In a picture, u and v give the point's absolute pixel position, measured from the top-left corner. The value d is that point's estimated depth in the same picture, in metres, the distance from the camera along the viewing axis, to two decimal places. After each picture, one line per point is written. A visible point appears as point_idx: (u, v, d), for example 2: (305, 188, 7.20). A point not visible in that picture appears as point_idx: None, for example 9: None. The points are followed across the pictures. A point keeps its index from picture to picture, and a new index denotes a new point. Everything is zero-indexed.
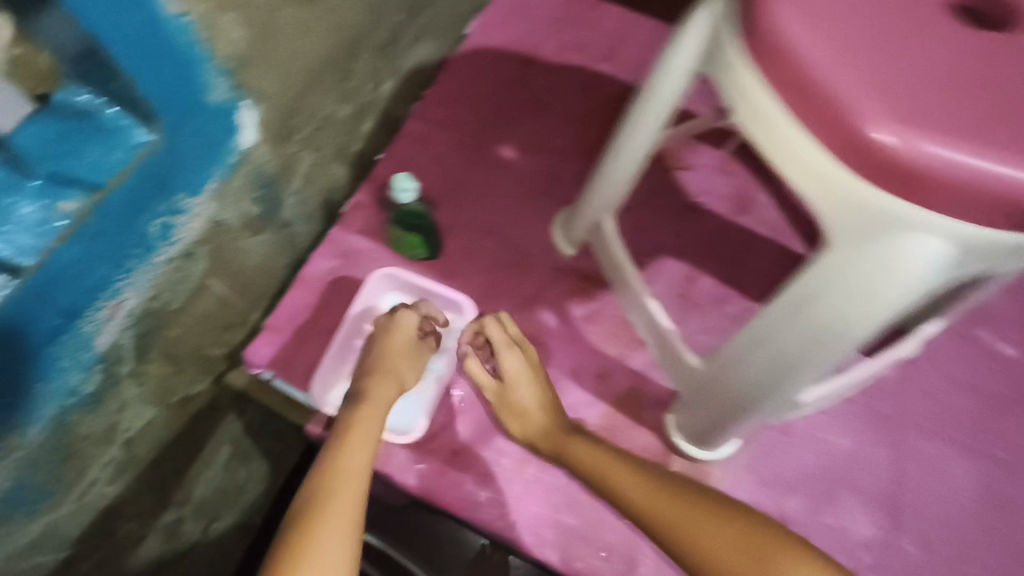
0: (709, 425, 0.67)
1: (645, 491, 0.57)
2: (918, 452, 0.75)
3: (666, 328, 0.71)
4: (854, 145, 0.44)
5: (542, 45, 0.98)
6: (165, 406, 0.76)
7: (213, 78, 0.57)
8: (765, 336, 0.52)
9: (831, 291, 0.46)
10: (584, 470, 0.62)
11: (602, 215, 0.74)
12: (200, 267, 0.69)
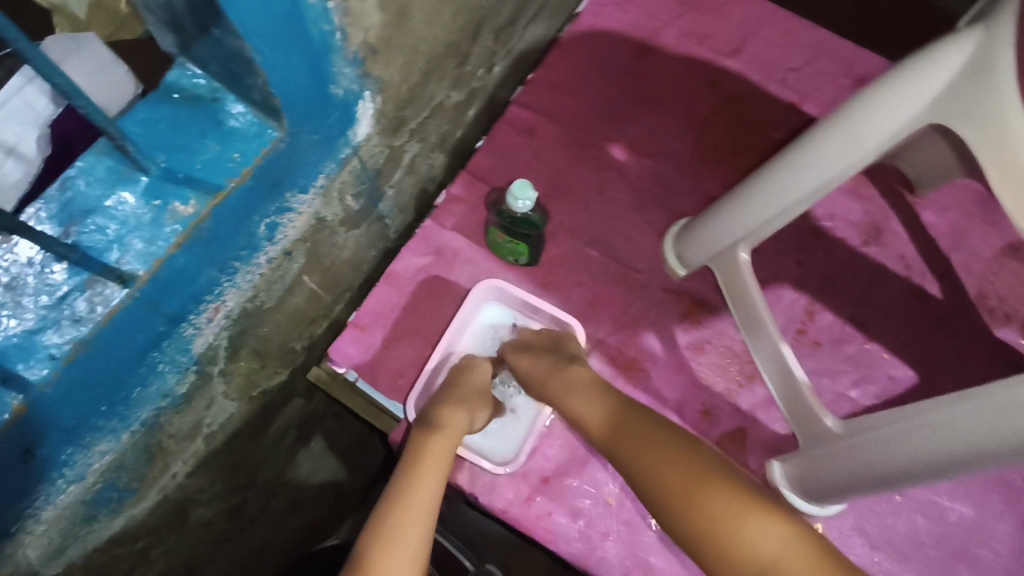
0: (832, 487, 0.60)
1: (725, 503, 0.48)
2: None
3: (798, 378, 0.65)
4: None
5: (662, 32, 0.89)
6: (246, 400, 0.71)
7: (340, 70, 0.50)
8: (952, 428, 0.47)
9: None
10: (645, 465, 0.51)
11: (738, 244, 0.66)
12: (298, 265, 0.63)
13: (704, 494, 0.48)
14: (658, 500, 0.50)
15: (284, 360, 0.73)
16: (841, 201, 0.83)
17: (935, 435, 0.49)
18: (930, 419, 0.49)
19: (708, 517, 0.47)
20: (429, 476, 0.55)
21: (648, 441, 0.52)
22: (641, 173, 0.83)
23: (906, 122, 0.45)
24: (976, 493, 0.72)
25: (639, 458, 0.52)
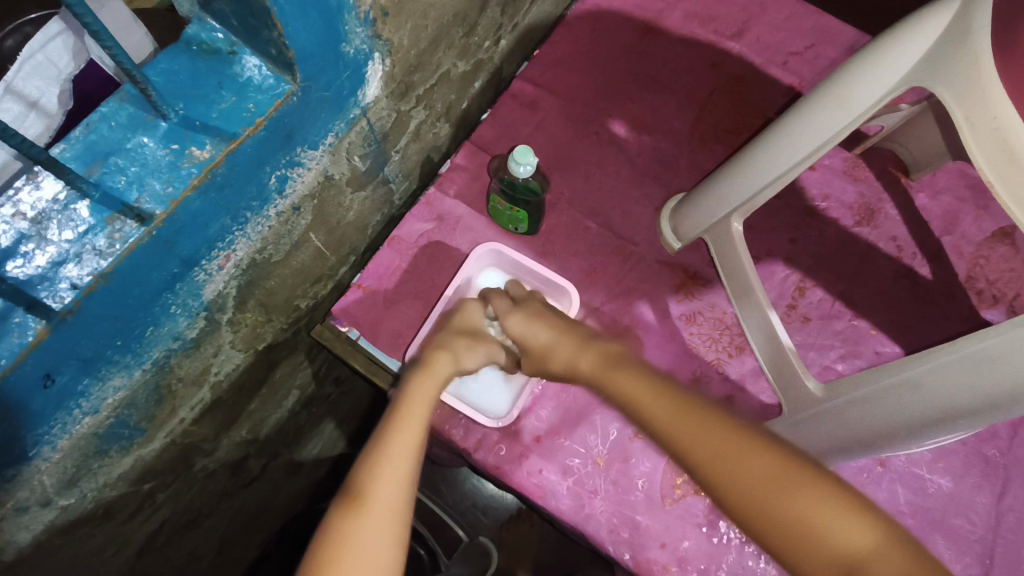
0: (818, 448, 0.63)
1: (757, 457, 0.43)
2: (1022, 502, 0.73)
3: (785, 345, 0.68)
4: None
5: (666, 13, 0.91)
6: (252, 352, 0.73)
7: (353, 29, 0.53)
8: (923, 390, 0.50)
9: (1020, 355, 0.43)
10: (751, 472, 0.42)
11: (730, 215, 0.68)
12: (306, 221, 0.65)
13: (787, 490, 0.41)
14: (751, 499, 0.41)
15: (288, 316, 0.76)
16: (836, 182, 0.85)
17: (911, 394, 0.51)
18: (903, 380, 0.51)
19: (788, 511, 0.40)
20: (415, 420, 0.55)
21: (740, 436, 0.43)
22: (640, 149, 0.85)
23: (894, 89, 0.47)
24: (956, 466, 0.74)
25: (720, 455, 0.43)
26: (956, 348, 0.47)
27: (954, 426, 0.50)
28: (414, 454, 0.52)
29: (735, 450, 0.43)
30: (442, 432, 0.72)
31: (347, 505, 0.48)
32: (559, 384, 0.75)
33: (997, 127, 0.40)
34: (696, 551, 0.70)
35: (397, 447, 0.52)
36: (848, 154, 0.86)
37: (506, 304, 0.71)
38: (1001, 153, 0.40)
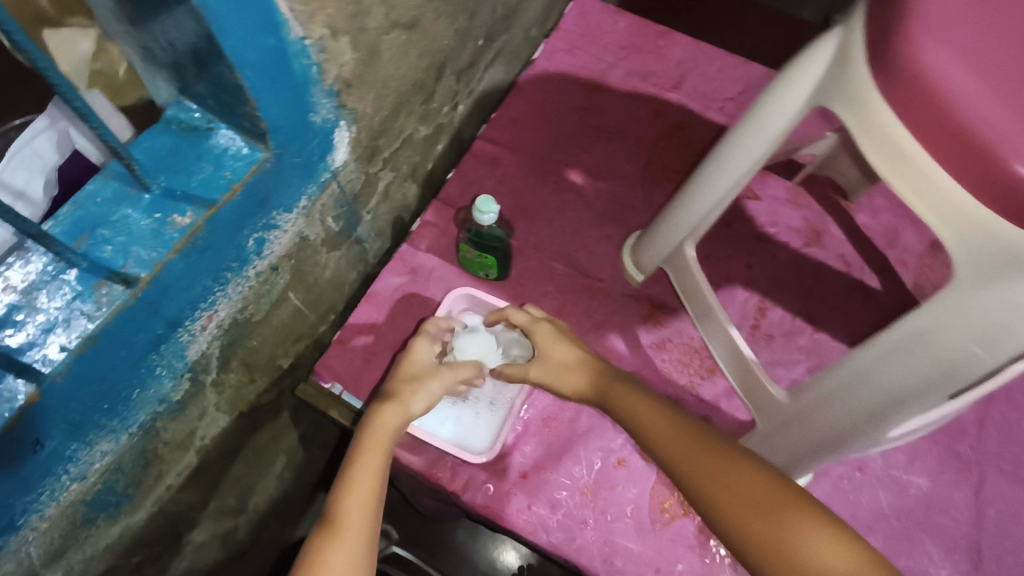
0: (801, 456, 0.64)
1: (741, 479, 0.47)
2: (998, 496, 0.75)
3: (747, 356, 0.71)
4: (991, 174, 0.40)
5: (609, 72, 1.00)
6: (236, 414, 0.75)
7: (320, 100, 0.58)
8: (871, 376, 0.52)
9: (948, 329, 0.45)
10: (736, 493, 0.47)
11: (683, 241, 0.73)
12: (283, 281, 0.69)
13: (779, 519, 0.45)
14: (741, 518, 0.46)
15: (271, 376, 0.78)
16: (782, 210, 0.91)
17: (863, 386, 0.53)
18: (852, 370, 0.54)
19: (782, 533, 0.44)
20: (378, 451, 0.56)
21: (715, 451, 0.49)
22: (597, 193, 0.91)
23: (799, 112, 0.54)
24: (930, 466, 0.76)
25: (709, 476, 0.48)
26: (889, 333, 0.49)
27: (906, 412, 0.51)
28: (383, 469, 0.55)
29: (744, 492, 0.46)
30: (429, 476, 0.73)
31: (324, 527, 0.50)
32: (540, 420, 0.77)
33: (884, 135, 0.45)
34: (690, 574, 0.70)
35: (369, 467, 0.54)
36: (790, 183, 0.93)
37: (548, 331, 0.65)
38: (890, 156, 0.45)
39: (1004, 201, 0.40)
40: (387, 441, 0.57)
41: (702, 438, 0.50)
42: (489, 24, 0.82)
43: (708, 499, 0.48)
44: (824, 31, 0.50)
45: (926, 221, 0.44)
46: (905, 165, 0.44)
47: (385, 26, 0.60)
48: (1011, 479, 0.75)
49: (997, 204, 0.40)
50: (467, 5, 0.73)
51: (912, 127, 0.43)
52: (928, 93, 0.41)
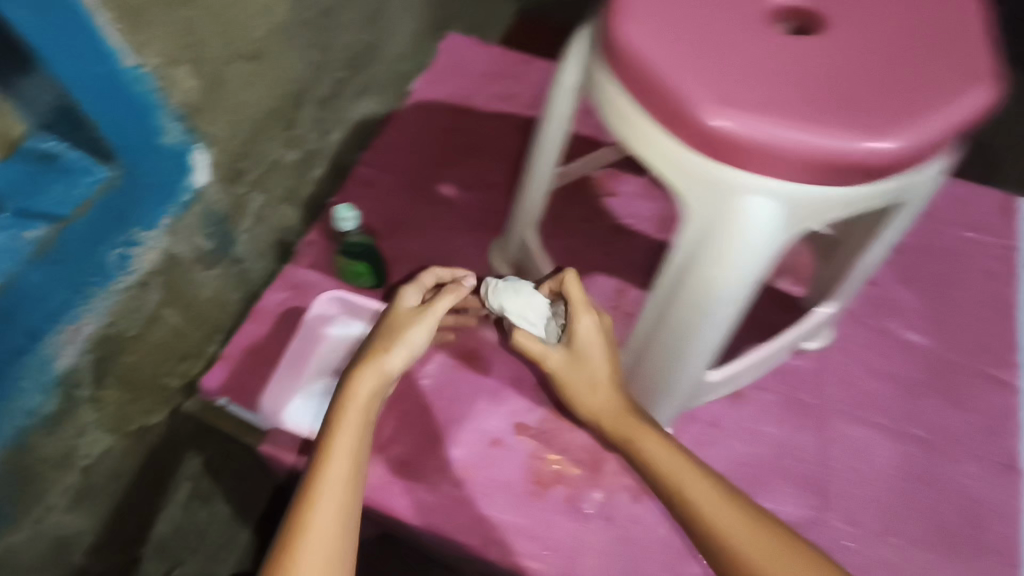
0: (644, 409, 0.71)
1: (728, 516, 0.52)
2: (840, 434, 0.79)
3: None
4: (694, 129, 0.50)
5: (475, 97, 1.10)
6: (123, 436, 0.77)
7: (167, 123, 0.64)
8: (660, 317, 0.60)
9: (696, 258, 0.54)
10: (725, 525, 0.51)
11: (525, 230, 0.80)
12: (156, 297, 0.73)
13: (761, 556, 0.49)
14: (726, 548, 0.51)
15: (158, 396, 0.81)
16: (635, 203, 1.01)
17: (660, 327, 0.61)
18: (649, 315, 0.61)
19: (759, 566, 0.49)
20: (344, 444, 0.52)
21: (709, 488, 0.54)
22: (467, 203, 0.99)
23: (574, 95, 0.64)
24: (778, 414, 0.81)
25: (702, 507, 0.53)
26: (662, 275, 0.58)
27: (694, 341, 0.59)
28: (360, 452, 0.53)
29: (699, 494, 0.54)
30: (311, 474, 0.76)
31: (306, 495, 0.50)
32: (417, 411, 0.81)
33: (614, 98, 0.56)
34: (560, 537, 0.73)
35: (340, 451, 0.52)
36: (642, 179, 1.03)
37: (592, 328, 0.63)
38: (618, 116, 0.56)
39: (689, 135, 0.50)
40: (370, 409, 0.55)
41: (669, 443, 0.59)
42: (349, 58, 0.91)
43: (702, 528, 0.52)
44: (578, 30, 0.62)
45: (647, 165, 0.55)
46: (629, 121, 0.55)
47: (225, 57, 0.68)
48: (853, 418, 0.80)
49: (703, 149, 0.50)
50: (317, 39, 0.82)
51: (627, 87, 0.54)
52: (634, 60, 0.52)
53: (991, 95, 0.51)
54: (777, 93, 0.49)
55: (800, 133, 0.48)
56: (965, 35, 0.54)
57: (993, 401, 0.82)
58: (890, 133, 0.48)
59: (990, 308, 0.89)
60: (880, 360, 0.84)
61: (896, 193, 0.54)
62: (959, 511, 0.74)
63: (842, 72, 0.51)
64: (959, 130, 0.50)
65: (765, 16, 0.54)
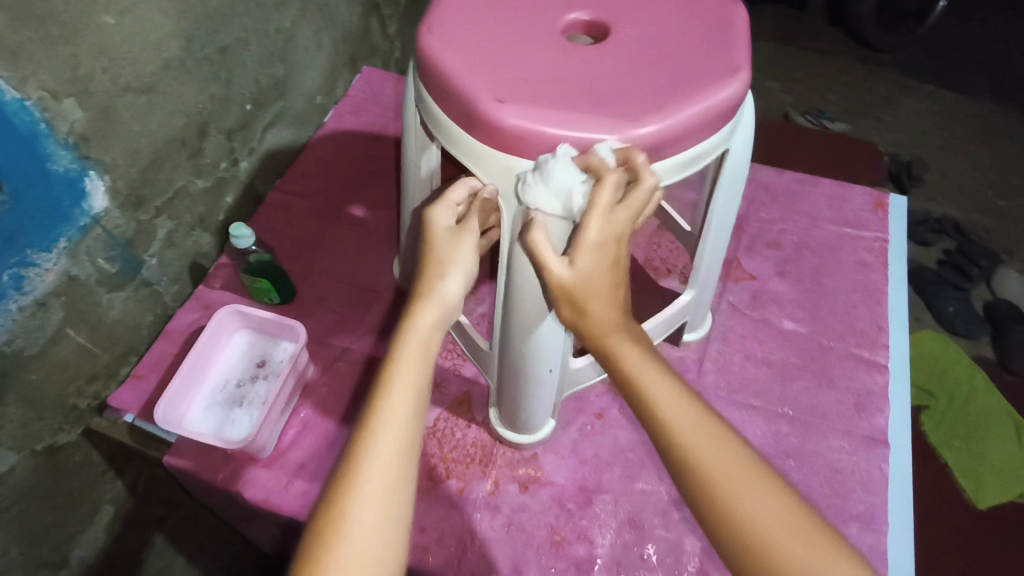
0: (515, 408, 0.76)
1: (699, 426, 0.50)
2: None
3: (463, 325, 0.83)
4: (488, 127, 0.57)
5: (388, 125, 1.17)
6: (30, 453, 0.80)
7: (57, 151, 0.70)
8: (507, 309, 0.66)
9: (520, 248, 0.61)
10: (691, 435, 0.50)
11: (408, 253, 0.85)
12: (58, 318, 0.77)
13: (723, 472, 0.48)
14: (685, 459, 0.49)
15: (67, 415, 0.83)
16: None
17: (509, 319, 0.67)
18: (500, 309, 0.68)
19: (719, 480, 0.47)
20: (406, 398, 0.49)
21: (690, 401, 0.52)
22: (376, 223, 1.05)
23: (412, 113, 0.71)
24: None
25: (670, 419, 0.51)
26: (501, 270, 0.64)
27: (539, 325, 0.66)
28: (428, 375, 0.52)
29: (672, 405, 0.51)
30: (212, 480, 0.79)
31: (366, 423, 0.48)
32: (316, 417, 0.85)
33: (430, 110, 0.63)
34: (451, 527, 0.76)
35: (410, 372, 0.51)
36: None
37: (594, 241, 0.54)
38: (435, 125, 0.63)
39: (483, 133, 0.57)
40: (427, 355, 0.53)
41: (649, 349, 0.55)
42: (255, 90, 0.96)
43: (665, 429, 0.51)
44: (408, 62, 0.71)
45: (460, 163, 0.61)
46: (443, 128, 0.62)
47: (116, 90, 0.74)
48: (728, 402, 0.86)
49: (497, 145, 0.57)
50: (218, 73, 0.88)
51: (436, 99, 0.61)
52: (438, 76, 0.60)
53: (741, 85, 0.59)
54: (556, 97, 0.57)
55: (568, 123, 0.55)
56: (727, 41, 0.63)
57: (862, 381, 0.88)
58: (647, 118, 0.56)
59: (860, 295, 0.96)
60: (758, 348, 0.91)
61: (686, 171, 0.61)
62: (826, 483, 0.79)
63: (617, 79, 0.59)
64: (714, 114, 0.58)
65: (553, 33, 0.63)
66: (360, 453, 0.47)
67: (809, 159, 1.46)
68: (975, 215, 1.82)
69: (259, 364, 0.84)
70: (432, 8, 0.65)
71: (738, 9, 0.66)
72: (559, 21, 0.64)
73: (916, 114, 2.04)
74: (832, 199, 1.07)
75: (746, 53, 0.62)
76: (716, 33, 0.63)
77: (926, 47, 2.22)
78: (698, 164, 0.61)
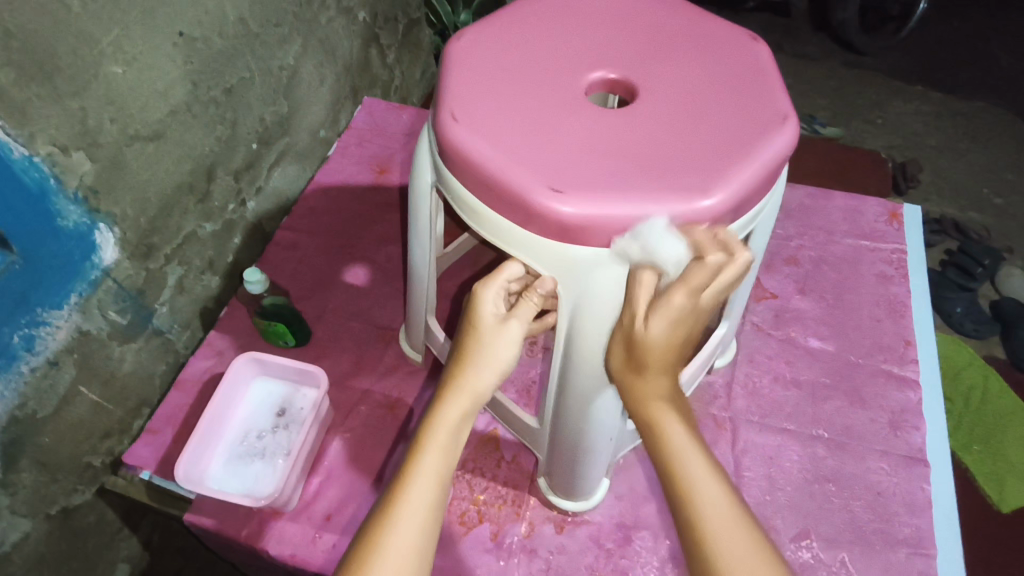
0: (570, 478, 0.73)
1: (707, 478, 0.51)
2: (752, 442, 0.83)
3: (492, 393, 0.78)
4: (538, 212, 0.54)
5: (393, 155, 1.15)
6: (44, 519, 0.76)
7: (67, 207, 0.68)
8: (564, 387, 0.64)
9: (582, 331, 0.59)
10: (704, 483, 0.50)
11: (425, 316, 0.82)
12: (70, 375, 0.74)
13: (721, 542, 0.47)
14: (691, 525, 0.49)
15: (81, 475, 0.80)
16: None
17: (566, 396, 0.65)
18: (553, 385, 0.66)
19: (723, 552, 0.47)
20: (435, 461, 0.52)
21: (699, 452, 0.53)
22: (388, 257, 1.03)
23: (432, 190, 0.68)
24: None
25: (685, 469, 0.51)
26: (556, 349, 0.62)
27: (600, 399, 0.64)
28: (445, 472, 0.52)
29: (701, 486, 0.50)
30: (236, 536, 0.76)
31: (382, 514, 0.50)
32: (341, 465, 0.82)
33: (465, 196, 0.60)
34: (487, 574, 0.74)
35: (427, 471, 0.51)
36: None
37: (680, 312, 0.53)
38: (471, 211, 0.60)
39: (532, 220, 0.55)
40: (456, 435, 0.54)
41: (693, 427, 0.55)
42: (261, 130, 0.95)
43: (675, 481, 0.51)
44: (420, 129, 0.68)
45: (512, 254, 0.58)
46: (483, 215, 0.59)
47: (124, 140, 0.72)
48: (761, 427, 0.84)
49: (551, 232, 0.55)
50: (224, 115, 0.86)
51: (470, 185, 0.59)
52: (472, 147, 0.57)
53: (790, 135, 0.59)
54: (609, 171, 0.55)
55: (633, 204, 0.53)
56: (760, 86, 0.62)
57: (894, 398, 0.86)
58: (711, 188, 0.54)
59: (883, 309, 0.95)
60: (786, 368, 0.89)
61: (745, 229, 0.60)
62: (868, 507, 0.78)
63: (664, 140, 0.57)
64: (771, 169, 0.57)
65: (579, 97, 0.61)
66: (370, 555, 0.47)
67: (814, 168, 1.45)
68: (975, 215, 1.82)
69: (280, 413, 0.82)
70: (446, 88, 0.61)
71: (758, 51, 0.66)
72: (583, 83, 0.62)
73: (909, 115, 2.05)
74: (845, 211, 1.06)
75: (781, 100, 0.61)
76: (743, 82, 0.63)
77: (914, 50, 2.24)
78: (754, 221, 0.61)
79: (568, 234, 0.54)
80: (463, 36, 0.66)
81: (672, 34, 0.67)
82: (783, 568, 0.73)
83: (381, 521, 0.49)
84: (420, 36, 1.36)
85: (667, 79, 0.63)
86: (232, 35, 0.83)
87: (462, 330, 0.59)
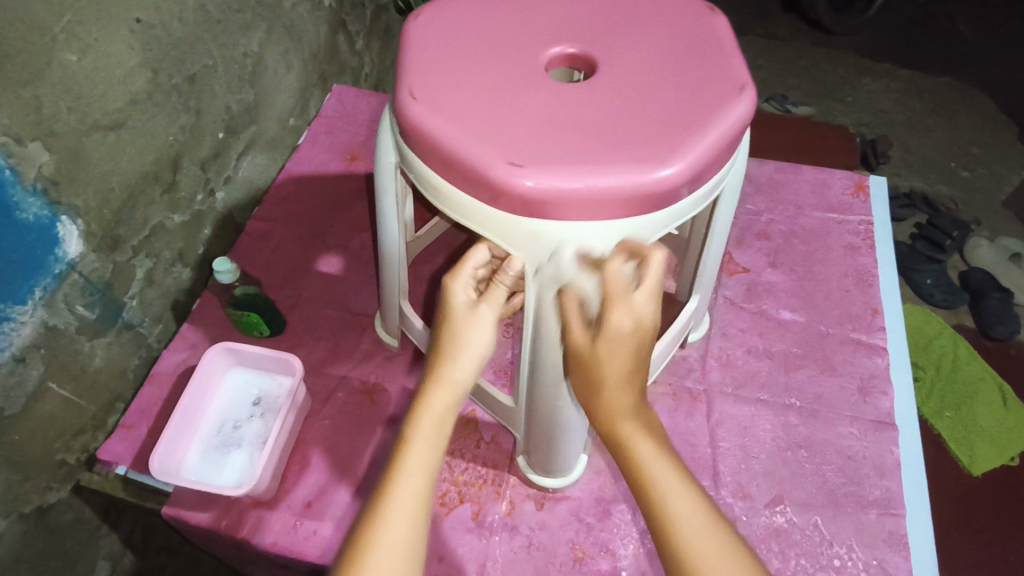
0: (547, 454, 0.74)
1: (678, 492, 0.51)
2: (727, 413, 0.84)
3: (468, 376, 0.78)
4: (502, 188, 0.54)
5: (364, 142, 1.14)
6: (18, 517, 0.75)
7: (25, 198, 0.66)
8: (536, 363, 0.65)
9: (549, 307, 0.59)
10: (669, 486, 0.52)
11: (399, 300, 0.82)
12: (38, 371, 0.73)
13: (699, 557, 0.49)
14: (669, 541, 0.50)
15: (55, 473, 0.79)
16: None
17: (537, 372, 0.65)
18: (525, 363, 0.66)
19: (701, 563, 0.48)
20: (422, 456, 0.52)
21: (670, 465, 0.53)
22: (362, 245, 1.02)
23: (396, 172, 0.68)
24: (666, 404, 0.85)
25: (659, 484, 0.52)
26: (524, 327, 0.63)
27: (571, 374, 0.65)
28: (432, 464, 0.52)
29: (669, 494, 0.51)
30: (215, 526, 0.76)
31: (372, 511, 0.50)
32: (321, 451, 0.82)
33: (428, 176, 0.60)
34: (469, 553, 0.74)
35: (412, 464, 0.51)
36: None
37: (625, 330, 0.54)
38: (434, 190, 0.60)
39: (495, 196, 0.55)
40: (443, 424, 0.54)
41: (657, 437, 0.55)
42: (227, 118, 0.93)
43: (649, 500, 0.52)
44: (382, 111, 0.67)
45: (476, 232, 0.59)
46: (446, 194, 0.59)
47: (83, 129, 0.70)
48: (735, 398, 0.85)
49: (515, 208, 0.55)
50: (188, 103, 0.85)
51: (434, 164, 0.58)
52: (432, 125, 0.57)
53: (747, 105, 0.60)
54: (570, 145, 0.55)
55: (593, 176, 0.53)
56: (718, 57, 0.63)
57: (864, 365, 0.88)
58: (669, 159, 0.55)
59: (851, 279, 0.97)
60: (759, 340, 0.91)
61: (706, 199, 0.61)
62: (839, 472, 0.80)
63: (624, 113, 0.58)
64: (729, 137, 0.58)
65: (539, 72, 0.61)
66: (362, 550, 0.48)
67: (784, 146, 1.47)
68: (943, 188, 1.86)
69: (256, 403, 0.81)
70: (404, 68, 0.61)
71: (717, 22, 0.67)
72: (543, 58, 0.62)
73: (878, 92, 2.08)
74: (814, 184, 1.08)
75: (740, 70, 0.62)
76: (702, 53, 0.63)
77: (881, 27, 2.27)
78: (715, 191, 0.62)
79: (531, 210, 0.55)
80: (420, 16, 0.66)
81: (632, 9, 0.68)
82: (759, 533, 0.75)
83: (371, 517, 0.49)
84: (389, 22, 1.35)
85: (627, 53, 0.63)
86: (192, 21, 0.82)
87: (438, 320, 0.58)
